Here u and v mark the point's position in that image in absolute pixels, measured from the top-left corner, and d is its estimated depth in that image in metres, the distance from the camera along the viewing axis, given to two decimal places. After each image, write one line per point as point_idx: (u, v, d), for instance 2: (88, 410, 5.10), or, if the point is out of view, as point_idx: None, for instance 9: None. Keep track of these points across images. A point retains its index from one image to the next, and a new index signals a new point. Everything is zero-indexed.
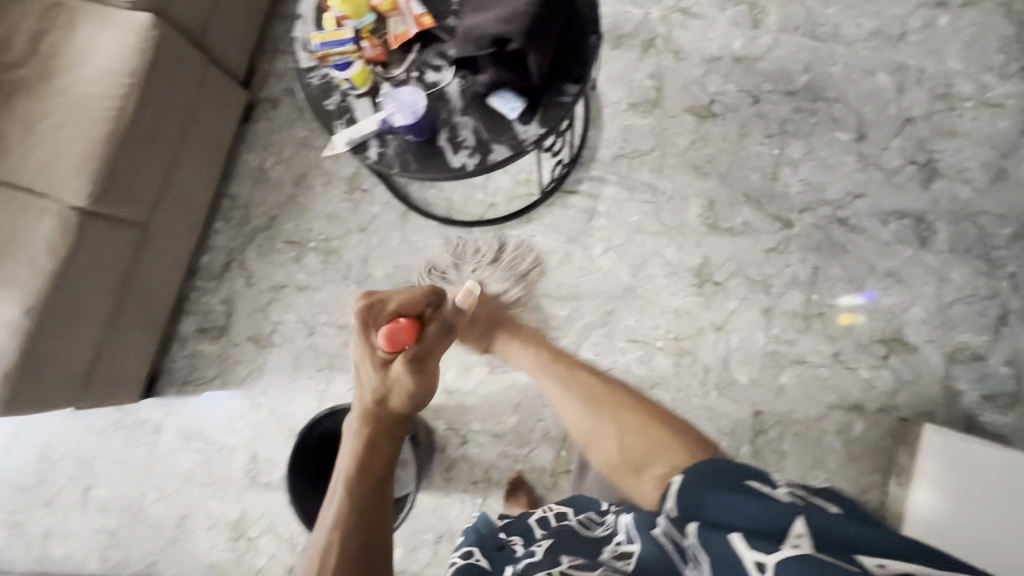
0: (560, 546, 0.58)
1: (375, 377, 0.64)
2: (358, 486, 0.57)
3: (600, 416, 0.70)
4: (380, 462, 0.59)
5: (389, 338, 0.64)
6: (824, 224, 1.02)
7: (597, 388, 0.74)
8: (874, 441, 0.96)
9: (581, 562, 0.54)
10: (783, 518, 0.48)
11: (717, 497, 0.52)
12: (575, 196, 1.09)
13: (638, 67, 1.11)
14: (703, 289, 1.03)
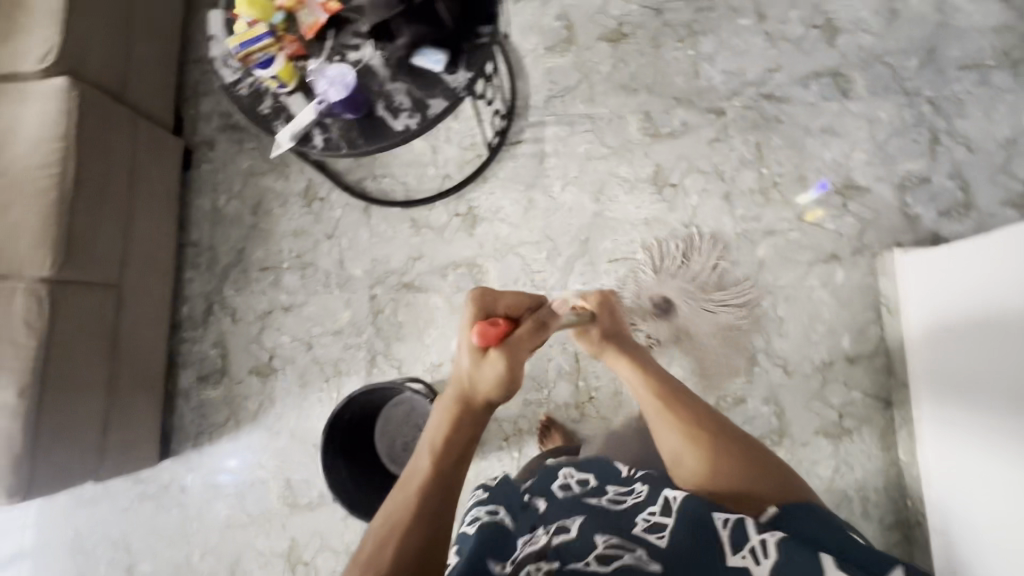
0: (590, 521, 0.59)
1: (472, 362, 0.64)
2: (438, 470, 0.59)
3: (698, 441, 0.67)
4: (456, 454, 0.61)
5: (491, 328, 0.63)
6: (753, 103, 1.09)
7: (701, 418, 0.70)
8: (857, 283, 1.02)
9: (618, 542, 0.55)
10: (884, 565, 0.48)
11: (821, 525, 0.54)
12: (522, 145, 1.13)
13: (545, 13, 1.17)
14: (664, 193, 1.08)
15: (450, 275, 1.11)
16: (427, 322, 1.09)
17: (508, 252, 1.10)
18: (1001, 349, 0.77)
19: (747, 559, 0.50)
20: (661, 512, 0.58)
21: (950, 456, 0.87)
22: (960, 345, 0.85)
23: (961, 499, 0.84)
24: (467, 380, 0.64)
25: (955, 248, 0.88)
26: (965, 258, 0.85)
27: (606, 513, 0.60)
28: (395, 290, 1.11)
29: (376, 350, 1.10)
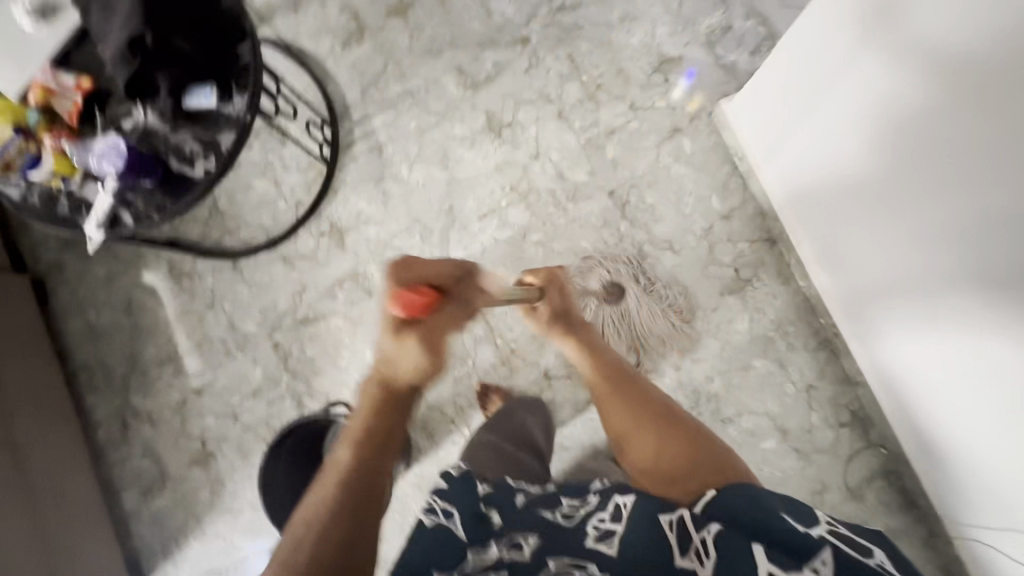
0: (547, 542, 0.58)
1: (392, 345, 0.61)
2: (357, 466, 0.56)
3: (641, 424, 0.76)
4: (382, 437, 0.59)
5: (413, 298, 0.59)
6: (551, 19, 1.10)
7: (661, 415, 0.77)
8: (704, 146, 1.05)
9: (570, 561, 0.55)
10: (811, 550, 0.49)
11: (759, 496, 0.56)
12: (357, 145, 1.12)
13: (328, 12, 1.15)
14: (504, 136, 1.09)
15: (341, 293, 1.10)
16: (336, 346, 1.09)
17: (385, 250, 1.10)
18: (882, 200, 0.79)
19: (691, 562, 0.51)
20: (612, 519, 0.59)
21: (842, 279, 0.93)
22: (801, 171, 0.92)
23: (864, 316, 0.91)
24: (388, 363, 0.61)
25: (755, 92, 0.94)
26: (768, 99, 0.92)
27: (565, 532, 0.59)
28: (295, 329, 1.10)
29: (300, 393, 1.09)
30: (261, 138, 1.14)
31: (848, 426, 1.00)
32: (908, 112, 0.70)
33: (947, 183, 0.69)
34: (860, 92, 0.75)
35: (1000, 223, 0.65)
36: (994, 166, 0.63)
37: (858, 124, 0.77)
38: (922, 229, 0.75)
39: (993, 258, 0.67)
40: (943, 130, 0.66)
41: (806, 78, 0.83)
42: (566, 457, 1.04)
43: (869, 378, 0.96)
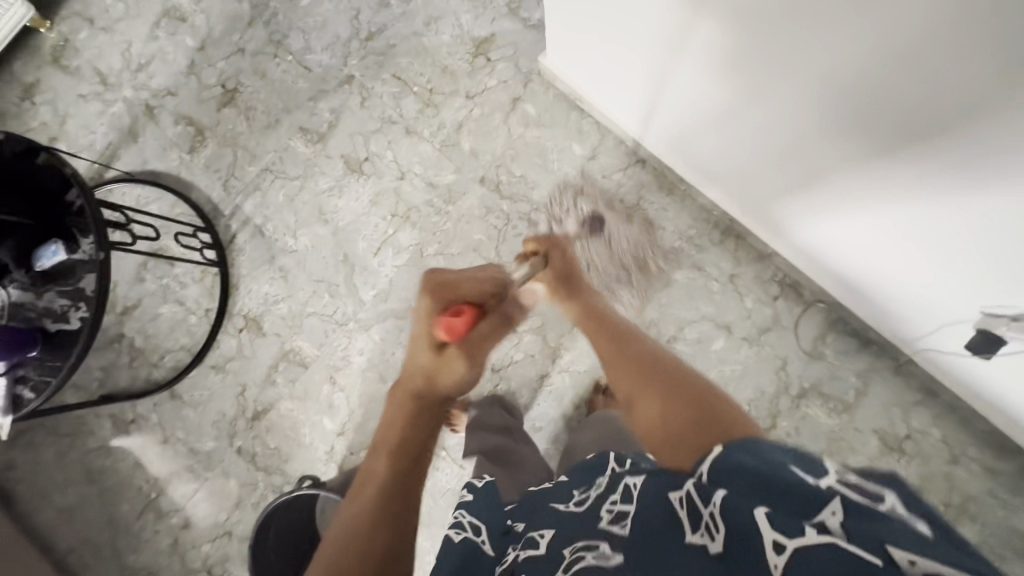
0: (568, 534, 0.50)
1: (432, 359, 0.66)
2: (390, 474, 0.60)
3: (651, 385, 0.59)
4: (415, 449, 0.63)
5: (453, 312, 0.66)
6: (366, 51, 1.14)
7: (666, 371, 0.60)
8: (546, 102, 1.09)
9: (582, 543, 0.47)
10: (816, 498, 0.37)
11: (758, 449, 0.43)
12: (239, 236, 1.15)
13: (165, 129, 1.18)
14: (366, 171, 1.12)
15: (279, 375, 1.11)
16: (294, 427, 1.10)
17: (303, 319, 1.12)
18: (741, 134, 0.80)
19: (701, 539, 0.39)
20: (624, 501, 0.49)
21: (728, 187, 0.96)
22: (633, 108, 0.97)
23: (765, 215, 0.94)
24: (426, 375, 0.66)
25: (564, 62, 1.02)
26: (576, 62, 0.99)
27: (580, 520, 0.51)
28: (250, 427, 1.11)
29: (278, 485, 1.09)
30: (151, 267, 1.16)
31: (782, 296, 1.02)
32: (676, 40, 0.72)
33: (699, 73, 0.75)
34: (609, 26, 0.81)
35: (746, 86, 0.70)
36: (710, 47, 0.68)
37: (630, 51, 0.83)
38: (720, 110, 0.79)
39: (767, 114, 0.72)
40: (665, 35, 0.73)
41: (580, 32, 0.90)
42: (543, 436, 1.05)
43: (785, 256, 0.99)
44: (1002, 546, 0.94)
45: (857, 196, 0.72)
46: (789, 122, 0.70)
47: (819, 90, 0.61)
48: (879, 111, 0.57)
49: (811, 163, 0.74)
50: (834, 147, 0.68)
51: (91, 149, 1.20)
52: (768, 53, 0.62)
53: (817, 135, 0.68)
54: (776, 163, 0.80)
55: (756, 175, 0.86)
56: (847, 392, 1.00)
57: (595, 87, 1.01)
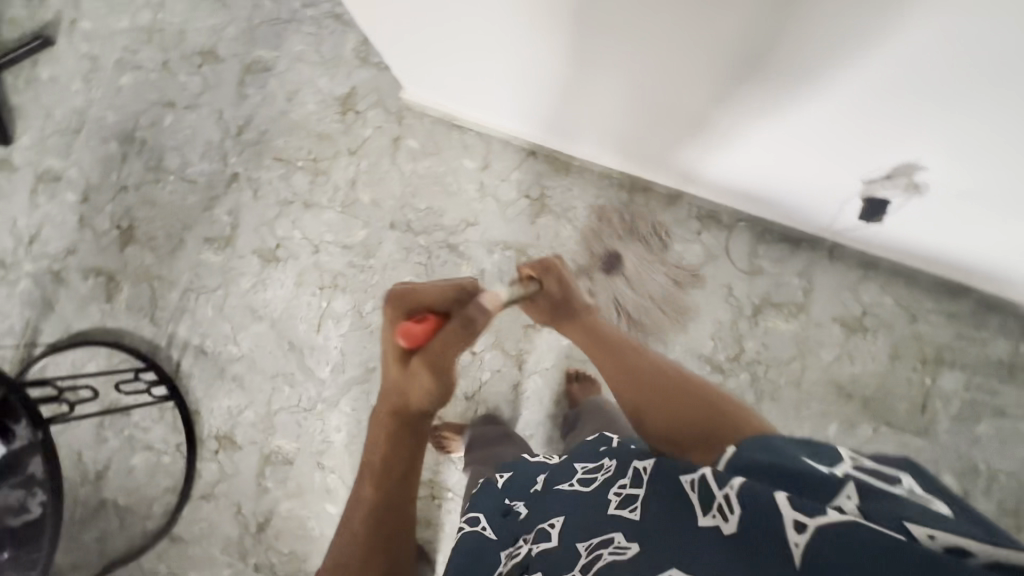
0: (576, 521, 0.48)
1: (399, 372, 0.61)
2: (375, 493, 0.62)
3: (660, 398, 0.58)
4: (400, 470, 0.63)
5: (414, 328, 0.60)
6: (241, 146, 1.16)
7: (674, 382, 0.60)
8: (425, 131, 1.11)
9: (596, 538, 0.44)
10: (832, 487, 0.39)
11: (776, 445, 0.44)
12: (183, 362, 1.14)
13: (77, 288, 1.17)
14: (282, 256, 1.13)
15: (269, 480, 1.10)
16: (301, 524, 1.08)
17: (273, 418, 1.11)
18: (603, 104, 0.83)
19: (714, 520, 0.38)
20: (633, 483, 0.47)
21: (616, 152, 0.99)
22: (498, 101, 0.97)
23: (659, 164, 0.97)
24: (398, 390, 0.61)
25: (422, 82, 1.02)
26: (430, 77, 0.98)
27: (587, 503, 0.49)
28: (259, 541, 1.09)
29: None
30: (110, 424, 1.14)
31: (705, 227, 1.04)
32: (508, 40, 0.74)
33: (529, 46, 0.73)
34: (434, 34, 0.81)
35: (573, 45, 0.69)
36: (524, 20, 0.67)
37: (464, 49, 0.82)
38: (575, 88, 0.81)
39: (605, 67, 0.71)
40: (481, 21, 0.71)
41: (416, 50, 0.89)
42: (538, 441, 1.05)
43: (691, 191, 1.03)
44: (986, 379, 0.97)
45: (719, 113, 0.72)
46: (627, 67, 0.69)
47: (642, 50, 0.64)
48: (689, 32, 0.56)
49: (667, 98, 0.73)
50: (676, 78, 0.67)
51: (12, 333, 1.18)
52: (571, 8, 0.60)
53: (657, 70, 0.67)
54: (640, 107, 0.79)
55: (633, 132, 0.89)
56: (796, 293, 1.02)
57: (462, 103, 1.04)
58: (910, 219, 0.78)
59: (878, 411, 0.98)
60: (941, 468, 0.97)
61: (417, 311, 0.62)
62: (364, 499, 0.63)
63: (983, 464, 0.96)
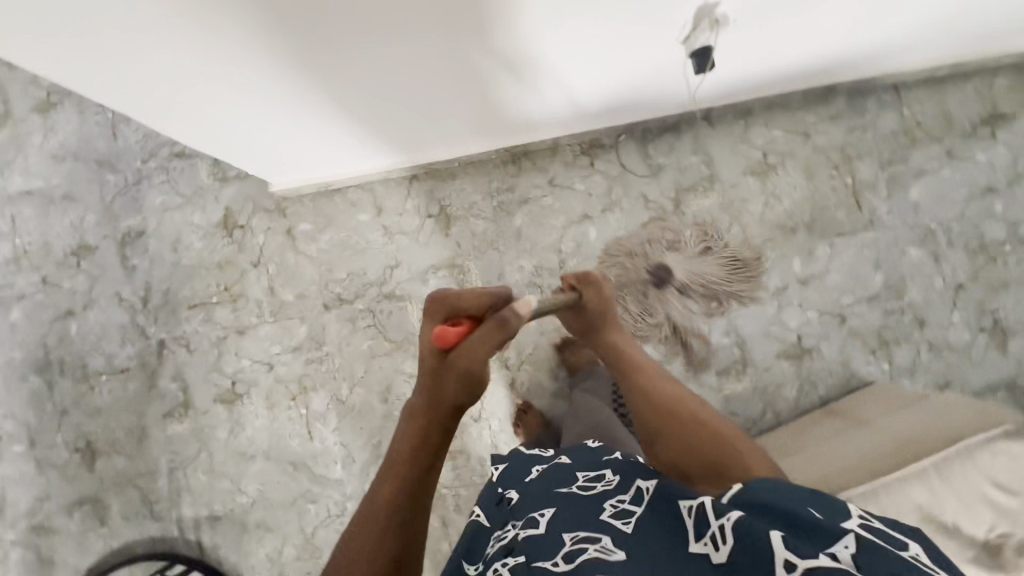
0: (567, 516, 0.54)
1: (432, 366, 0.58)
2: (396, 488, 0.56)
3: (693, 433, 0.62)
4: (418, 457, 0.57)
5: (448, 330, 0.57)
6: (154, 313, 1.14)
7: (705, 420, 0.63)
8: (310, 211, 1.12)
9: (584, 534, 0.50)
10: (830, 533, 0.41)
11: (785, 489, 0.46)
12: (203, 537, 1.09)
13: (62, 530, 1.10)
14: (243, 390, 1.10)
15: None
16: None
17: (315, 540, 1.08)
18: (431, 102, 0.84)
19: (705, 546, 0.44)
20: (632, 501, 0.54)
21: (480, 133, 1.00)
22: (348, 143, 0.97)
23: (522, 123, 0.99)
24: (429, 381, 0.59)
25: (277, 164, 1.01)
26: (279, 157, 0.98)
27: (578, 506, 0.55)
28: None
29: None
30: None
31: (595, 157, 1.07)
32: (306, 94, 0.75)
33: (321, 84, 0.73)
34: (245, 121, 0.80)
35: (354, 64, 0.68)
36: (296, 61, 0.65)
37: (280, 120, 0.82)
38: (396, 102, 0.82)
39: (396, 67, 0.71)
40: (263, 88, 0.71)
41: (246, 143, 0.89)
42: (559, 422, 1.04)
43: (563, 131, 1.05)
44: (894, 152, 1.02)
45: (518, 47, 0.72)
46: (412, 58, 0.69)
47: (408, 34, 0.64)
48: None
49: (467, 60, 0.73)
50: (456, 39, 0.67)
51: None
52: (321, 32, 0.60)
53: (440, 40, 0.66)
54: (457, 84, 0.79)
55: (476, 110, 0.90)
56: (701, 169, 1.06)
57: (327, 164, 1.06)
58: (745, 44, 0.81)
59: (824, 228, 1.02)
60: (903, 246, 1.01)
61: (455, 314, 0.60)
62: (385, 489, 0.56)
63: (933, 223, 1.01)
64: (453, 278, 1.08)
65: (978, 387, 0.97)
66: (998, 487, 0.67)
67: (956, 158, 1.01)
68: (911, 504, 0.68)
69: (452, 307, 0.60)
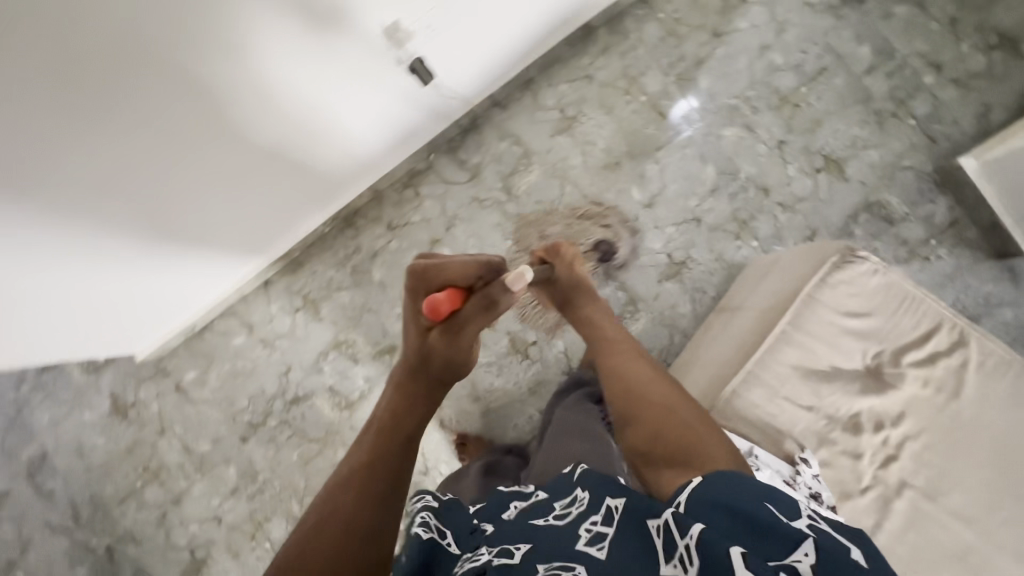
0: (540, 546, 0.47)
1: (422, 341, 0.58)
2: (358, 474, 0.52)
3: (660, 419, 0.57)
4: (393, 444, 0.54)
5: (438, 298, 0.56)
6: (87, 525, 1.10)
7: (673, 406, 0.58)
8: (190, 359, 1.12)
9: (557, 564, 0.44)
10: (789, 540, 0.39)
11: (740, 483, 0.43)
12: None
13: None
14: (204, 554, 1.08)
15: None
16: None
17: None
18: (263, 187, 0.86)
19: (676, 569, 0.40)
20: (604, 520, 0.47)
21: (315, 210, 1.02)
22: (174, 283, 0.95)
23: (346, 184, 1.01)
24: (420, 357, 0.58)
25: (100, 330, 0.96)
26: (111, 320, 0.95)
27: (554, 533, 0.48)
28: None
29: None
30: None
31: (419, 185, 1.09)
32: (142, 221, 0.75)
33: (111, 219, 0.72)
34: (42, 283, 0.75)
35: (130, 189, 0.69)
36: (115, 183, 0.66)
37: (115, 266, 0.81)
38: (233, 199, 0.83)
39: (178, 175, 0.72)
40: (39, 237, 0.67)
41: (44, 315, 0.83)
42: (500, 437, 1.04)
43: (375, 178, 1.06)
44: (669, 54, 1.06)
45: (280, 112, 0.75)
46: (223, 138, 0.72)
47: (203, 114, 0.67)
48: (171, 80, 0.60)
49: (249, 145, 0.76)
50: (247, 100, 0.69)
51: None
52: (76, 167, 0.61)
53: (234, 109, 0.69)
54: (260, 164, 0.81)
55: (299, 186, 0.92)
56: (514, 149, 1.08)
57: (175, 312, 1.05)
58: (450, 43, 0.86)
59: (643, 149, 1.05)
60: (717, 132, 1.04)
61: (440, 282, 0.59)
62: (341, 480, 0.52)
63: (732, 99, 1.04)
64: (345, 355, 1.09)
65: (838, 223, 1.01)
66: (851, 314, 0.69)
67: (723, 34, 1.05)
68: (788, 367, 0.70)
69: (433, 282, 0.59)
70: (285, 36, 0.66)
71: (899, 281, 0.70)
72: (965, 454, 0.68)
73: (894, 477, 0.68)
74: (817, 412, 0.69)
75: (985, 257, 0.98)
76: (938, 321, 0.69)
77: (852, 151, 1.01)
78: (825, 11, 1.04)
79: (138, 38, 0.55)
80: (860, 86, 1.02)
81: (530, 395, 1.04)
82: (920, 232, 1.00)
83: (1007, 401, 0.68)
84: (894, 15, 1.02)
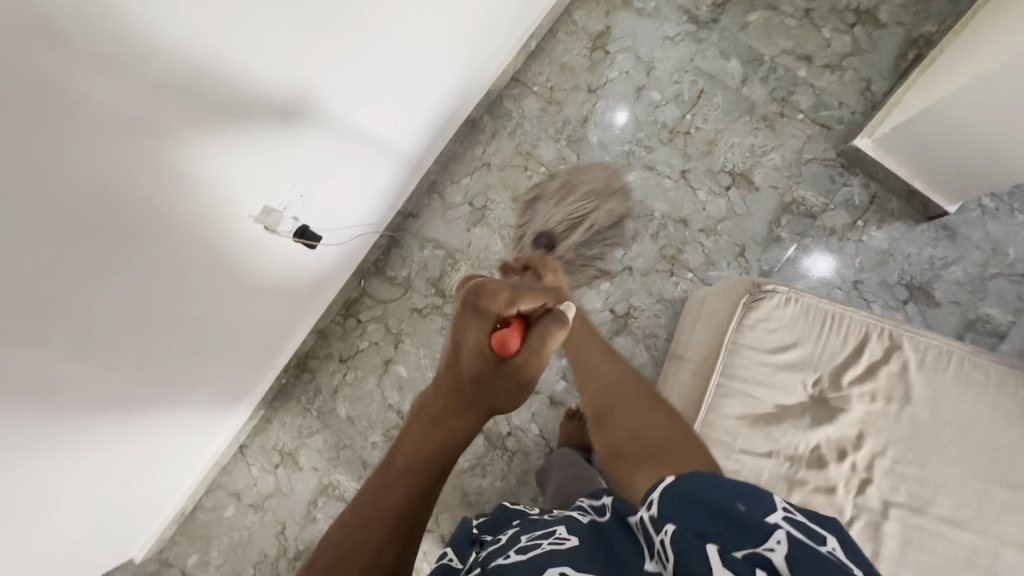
0: (526, 525, 0.50)
1: (473, 370, 0.46)
2: (398, 490, 0.45)
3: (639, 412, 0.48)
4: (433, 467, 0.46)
5: (508, 334, 0.45)
6: None
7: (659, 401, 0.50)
8: (191, 543, 1.11)
9: (540, 533, 0.46)
10: (758, 531, 0.34)
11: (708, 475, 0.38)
12: None
13: None
14: None
15: None
16: None
17: None
18: (248, 308, 0.87)
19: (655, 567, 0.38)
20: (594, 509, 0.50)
21: (284, 335, 1.03)
22: (159, 473, 0.95)
23: (310, 295, 1.02)
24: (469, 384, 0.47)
25: (105, 534, 0.92)
26: (128, 508, 0.93)
27: (543, 516, 0.51)
28: None
29: None
30: None
31: (359, 313, 1.12)
32: (161, 366, 0.76)
33: (112, 380, 0.68)
34: (90, 456, 0.73)
35: (147, 339, 0.70)
36: (137, 334, 0.68)
37: (151, 418, 0.81)
38: (228, 327, 0.85)
39: (163, 321, 0.71)
40: (18, 434, 0.59)
41: (41, 554, 0.77)
42: None
43: (317, 310, 1.08)
44: (554, 121, 1.09)
45: (251, 234, 0.77)
46: (218, 268, 0.75)
47: (200, 252, 0.70)
48: (159, 232, 0.62)
49: (237, 270, 0.79)
50: (233, 229, 0.73)
51: None
52: (107, 330, 0.63)
53: (225, 239, 0.73)
54: (246, 282, 0.83)
55: (270, 309, 0.93)
56: (437, 252, 1.10)
57: (171, 499, 1.06)
58: (333, 192, 0.88)
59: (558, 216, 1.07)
60: (621, 180, 1.06)
61: (508, 306, 0.47)
62: (383, 498, 0.45)
63: (625, 146, 1.06)
64: (332, 498, 1.08)
65: (763, 231, 1.01)
66: (778, 350, 0.69)
67: (598, 89, 1.09)
68: (734, 420, 0.68)
69: (497, 308, 0.47)
70: (247, 169, 0.69)
71: (814, 303, 0.70)
72: (936, 455, 0.65)
73: (876, 500, 0.65)
74: (777, 456, 0.67)
75: (914, 223, 0.98)
76: (864, 332, 0.69)
77: (753, 160, 1.03)
78: (685, 39, 1.07)
79: (143, 194, 0.58)
80: (741, 98, 1.04)
81: (520, 486, 1.02)
82: (845, 217, 1.00)
83: (956, 390, 0.67)
84: (750, 24, 1.06)
